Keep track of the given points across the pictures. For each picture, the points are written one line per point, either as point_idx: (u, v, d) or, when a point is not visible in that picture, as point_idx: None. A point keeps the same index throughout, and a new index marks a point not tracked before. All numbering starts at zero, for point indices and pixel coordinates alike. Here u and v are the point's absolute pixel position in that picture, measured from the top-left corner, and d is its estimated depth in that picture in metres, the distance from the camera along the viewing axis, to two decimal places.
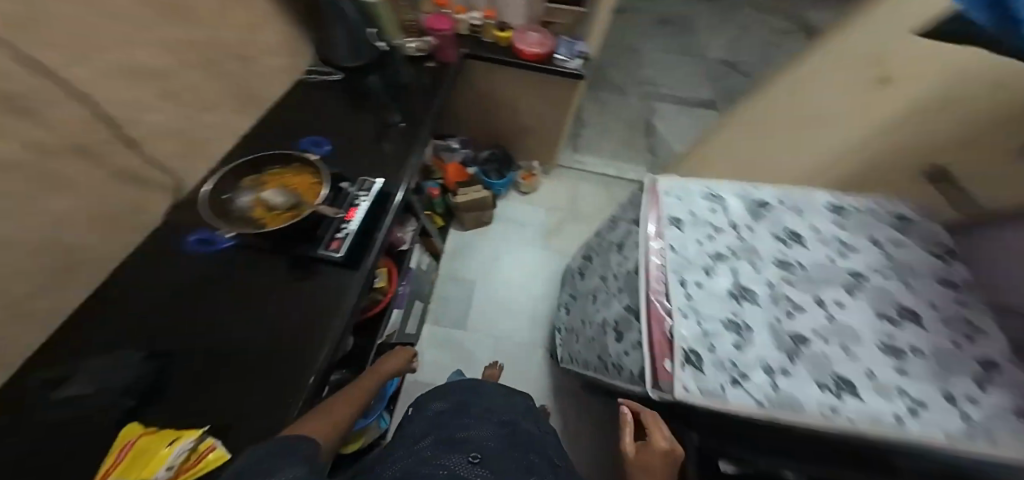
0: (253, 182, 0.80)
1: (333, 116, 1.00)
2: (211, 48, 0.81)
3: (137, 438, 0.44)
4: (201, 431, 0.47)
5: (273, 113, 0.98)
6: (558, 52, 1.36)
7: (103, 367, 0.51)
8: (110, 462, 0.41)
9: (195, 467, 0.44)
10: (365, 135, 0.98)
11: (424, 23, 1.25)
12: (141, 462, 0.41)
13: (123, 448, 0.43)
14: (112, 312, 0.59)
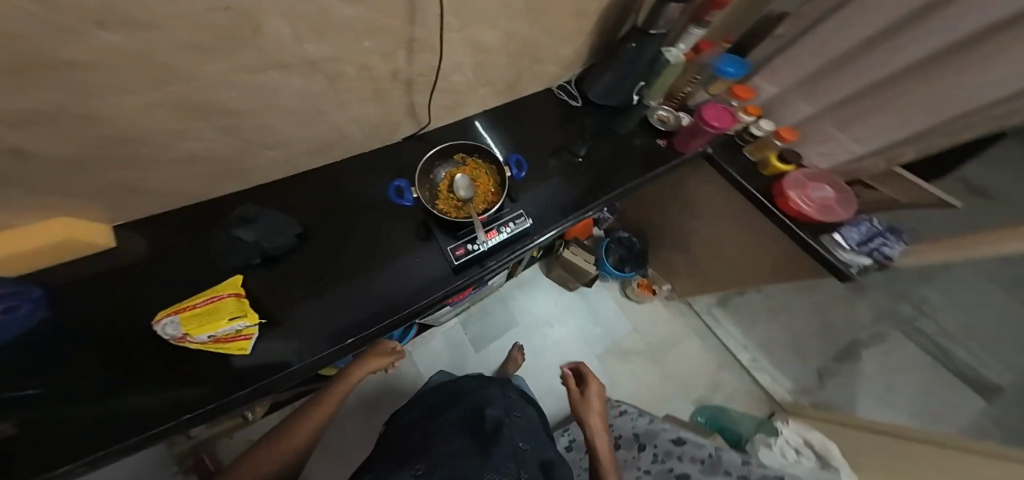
0: (459, 165, 0.82)
1: (542, 128, 0.91)
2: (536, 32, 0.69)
3: (231, 296, 0.62)
4: (253, 320, 0.63)
5: (524, 108, 0.91)
6: (842, 236, 0.89)
7: (268, 232, 0.67)
8: (218, 297, 0.61)
9: (222, 346, 0.60)
10: (563, 173, 0.87)
11: (722, 90, 0.97)
12: (210, 322, 0.59)
13: (223, 296, 0.62)
14: (264, 200, 0.74)
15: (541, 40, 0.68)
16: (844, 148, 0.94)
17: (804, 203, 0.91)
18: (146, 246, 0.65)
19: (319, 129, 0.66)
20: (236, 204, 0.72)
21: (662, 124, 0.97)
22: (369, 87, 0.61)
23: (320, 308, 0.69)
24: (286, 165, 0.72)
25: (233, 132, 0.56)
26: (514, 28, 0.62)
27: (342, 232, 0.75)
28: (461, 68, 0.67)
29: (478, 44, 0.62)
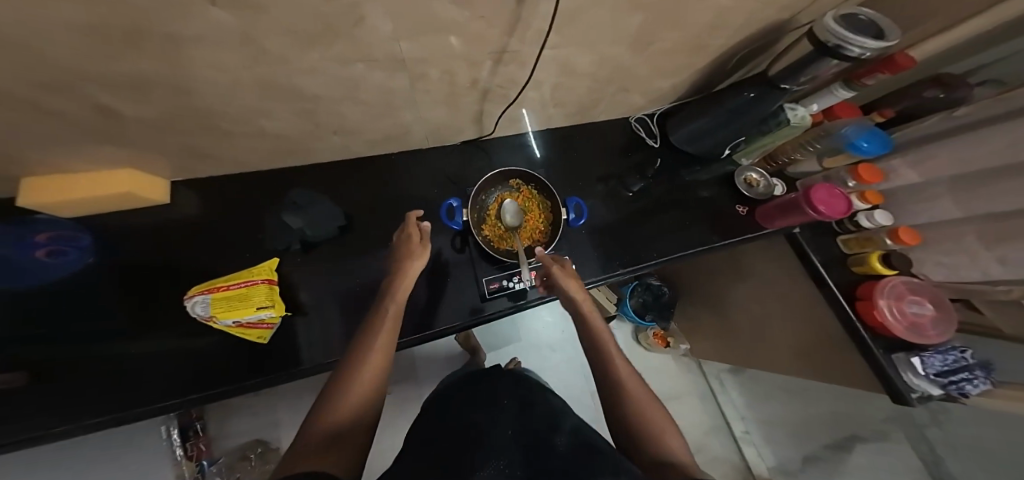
0: (514, 190, 0.75)
1: (602, 157, 0.87)
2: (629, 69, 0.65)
3: (264, 283, 0.59)
4: (279, 312, 0.59)
5: (587, 135, 0.88)
6: (926, 356, 0.72)
7: (313, 221, 0.66)
8: (251, 282, 0.58)
9: (244, 331, 0.57)
10: (617, 210, 0.82)
11: (842, 164, 0.77)
12: (240, 308, 0.56)
13: (256, 281, 0.59)
14: (316, 184, 0.72)
15: (633, 70, 0.64)
16: (976, 267, 0.72)
17: (893, 321, 0.72)
18: (197, 205, 0.65)
19: (387, 122, 0.64)
20: (288, 184, 0.70)
21: (747, 187, 0.84)
22: (445, 90, 0.59)
23: (338, 312, 0.65)
24: (346, 149, 0.71)
25: (305, 115, 0.55)
26: (613, 55, 0.58)
27: (379, 235, 0.72)
28: (544, 87, 0.63)
29: (569, 66, 0.58)
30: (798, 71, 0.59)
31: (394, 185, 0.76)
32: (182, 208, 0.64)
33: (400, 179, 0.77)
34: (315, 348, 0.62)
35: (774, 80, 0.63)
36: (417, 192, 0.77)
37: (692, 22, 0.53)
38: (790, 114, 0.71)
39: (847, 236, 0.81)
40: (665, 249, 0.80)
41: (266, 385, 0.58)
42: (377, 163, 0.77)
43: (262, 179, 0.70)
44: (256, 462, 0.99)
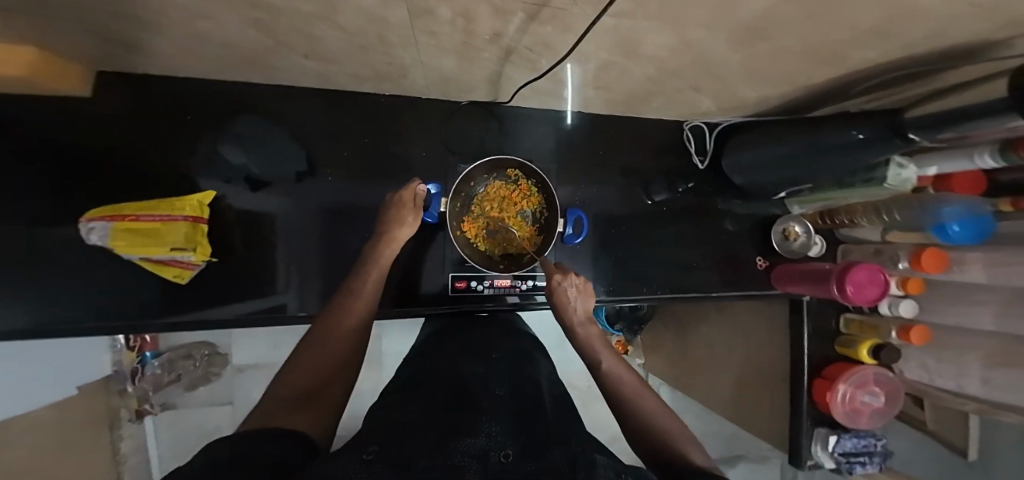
0: (512, 182, 0.68)
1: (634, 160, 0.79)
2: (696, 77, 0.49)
3: (186, 221, 0.56)
4: (201, 256, 0.58)
5: (623, 128, 0.79)
6: (844, 437, 0.72)
7: (269, 161, 0.65)
8: (171, 218, 0.55)
9: (159, 268, 0.58)
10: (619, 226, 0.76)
11: (909, 241, 0.67)
12: (152, 246, 0.54)
13: (176, 218, 0.55)
14: (290, 122, 0.65)
15: (717, 69, 0.45)
16: (958, 379, 0.69)
17: (838, 403, 0.70)
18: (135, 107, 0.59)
19: (376, 57, 0.47)
20: (246, 110, 0.64)
21: (781, 241, 0.77)
22: (455, 37, 0.40)
23: (299, 250, 0.67)
24: (315, 72, 0.56)
25: (247, 30, 0.39)
26: (698, 43, 0.39)
27: (351, 188, 0.69)
28: (587, 63, 0.45)
29: (630, 46, 0.40)
30: (945, 125, 0.36)
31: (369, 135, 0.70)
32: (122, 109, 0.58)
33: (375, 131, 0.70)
34: (291, 298, 0.66)
35: (903, 124, 0.40)
36: (400, 151, 0.71)
37: (833, 30, 0.35)
38: (888, 173, 0.56)
39: (853, 316, 0.76)
40: (649, 285, 0.77)
41: (240, 325, 0.64)
42: (378, 107, 0.70)
43: (219, 95, 0.63)
44: (201, 363, 0.90)
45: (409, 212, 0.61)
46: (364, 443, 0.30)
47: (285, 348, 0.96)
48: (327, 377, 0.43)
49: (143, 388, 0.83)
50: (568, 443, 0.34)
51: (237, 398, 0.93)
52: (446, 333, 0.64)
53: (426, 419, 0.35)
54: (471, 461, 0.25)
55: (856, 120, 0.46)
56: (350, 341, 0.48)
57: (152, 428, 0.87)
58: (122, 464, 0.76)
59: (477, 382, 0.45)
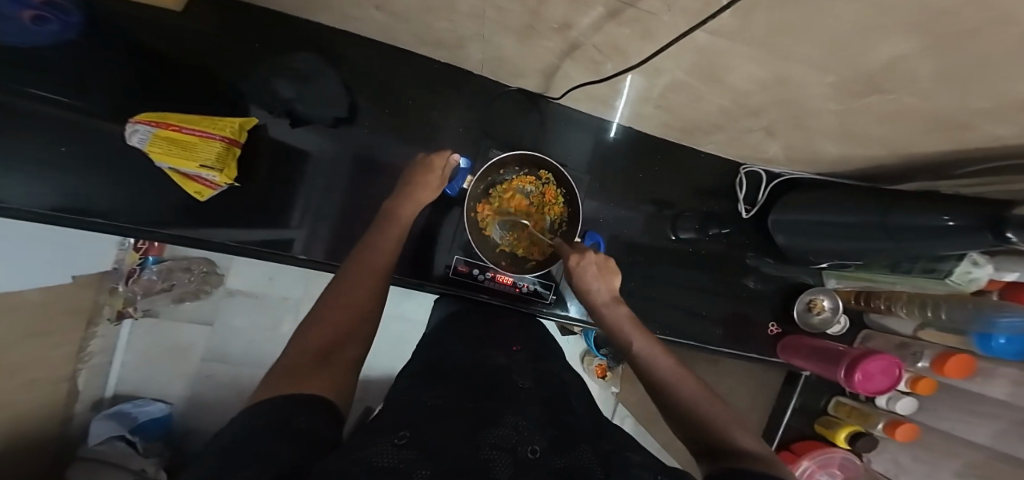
0: (542, 187, 0.66)
1: (667, 191, 0.74)
2: (774, 120, 0.42)
3: (220, 142, 0.54)
4: (225, 179, 0.56)
5: (672, 156, 0.74)
6: None
7: (310, 99, 0.60)
8: (208, 136, 0.54)
9: (184, 181, 0.57)
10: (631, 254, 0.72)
11: (938, 344, 0.61)
12: (182, 158, 0.53)
13: (212, 137, 0.54)
14: (329, 62, 0.61)
15: (805, 115, 0.39)
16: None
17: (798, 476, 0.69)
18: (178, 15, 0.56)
19: (441, 22, 0.41)
20: (297, 45, 0.60)
21: (804, 311, 0.72)
22: (521, 18, 0.33)
23: (320, 189, 0.64)
24: (381, 26, 0.51)
25: None
26: (798, 83, 0.32)
27: (377, 143, 0.65)
28: (657, 79, 0.39)
29: (715, 72, 0.33)
30: None
31: (416, 96, 0.65)
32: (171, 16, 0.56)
33: (423, 95, 0.65)
34: (302, 235, 0.63)
35: (1004, 219, 0.33)
36: (436, 121, 0.66)
37: (971, 107, 0.28)
38: (955, 268, 0.49)
39: (845, 400, 0.73)
40: (648, 320, 0.74)
41: (243, 252, 0.61)
42: (423, 70, 0.65)
43: (267, 19, 0.59)
44: (196, 278, 0.93)
45: (434, 177, 0.59)
46: (391, 424, 0.27)
47: (279, 281, 0.98)
48: (339, 338, 0.35)
49: (133, 290, 0.86)
50: (601, 443, 0.31)
51: (218, 322, 0.96)
52: (463, 316, 0.59)
53: (454, 403, 0.33)
54: (498, 453, 0.24)
55: (949, 204, 0.38)
56: (367, 300, 0.42)
57: (126, 331, 0.90)
58: (83, 363, 0.78)
59: (501, 371, 0.42)
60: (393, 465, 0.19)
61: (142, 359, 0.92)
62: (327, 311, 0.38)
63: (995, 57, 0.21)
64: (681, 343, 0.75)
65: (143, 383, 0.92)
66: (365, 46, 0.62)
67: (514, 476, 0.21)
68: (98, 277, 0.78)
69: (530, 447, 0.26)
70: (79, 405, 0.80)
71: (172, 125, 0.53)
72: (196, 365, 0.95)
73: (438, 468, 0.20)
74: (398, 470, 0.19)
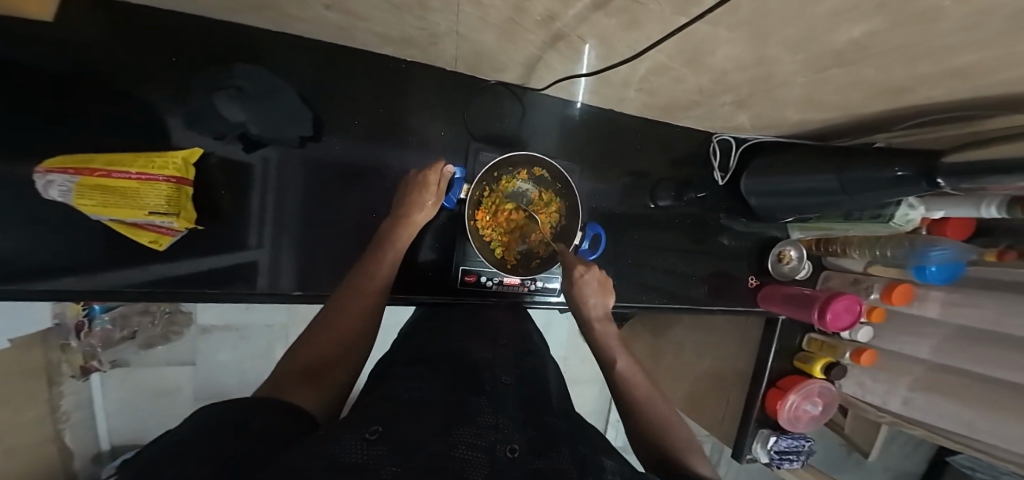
0: (539, 184, 0.67)
1: (645, 167, 0.77)
2: (746, 94, 0.45)
3: (168, 183, 0.49)
4: (184, 223, 0.51)
5: (648, 131, 0.76)
6: (786, 438, 0.80)
7: (268, 125, 0.56)
8: (150, 178, 0.47)
9: (131, 231, 0.51)
10: (619, 229, 0.76)
11: (884, 277, 0.70)
12: (125, 208, 0.46)
13: (156, 178, 0.48)
14: (289, 70, 0.57)
15: (775, 88, 0.42)
16: (884, 395, 0.74)
17: (786, 410, 0.77)
18: (98, 28, 0.49)
19: (409, 19, 0.39)
20: (250, 56, 0.56)
21: (775, 262, 0.80)
22: (503, 13, 0.32)
23: (299, 207, 0.62)
24: (336, 26, 0.47)
25: None
26: (772, 61, 0.34)
27: (355, 152, 0.63)
28: (640, 64, 0.40)
29: (698, 55, 0.35)
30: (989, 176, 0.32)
31: (388, 98, 0.62)
32: (96, 35, 0.49)
33: (393, 99, 0.62)
34: (265, 254, 0.60)
35: (938, 167, 0.38)
36: (413, 122, 0.64)
37: (917, 74, 0.31)
38: (897, 212, 0.55)
39: (816, 336, 0.82)
40: (641, 291, 0.78)
41: (200, 296, 0.57)
42: (391, 68, 0.62)
43: (212, 30, 0.53)
44: (161, 321, 0.85)
45: (432, 194, 0.58)
46: (366, 419, 0.28)
47: (257, 310, 0.93)
48: (335, 355, 0.40)
49: (90, 344, 0.76)
50: (579, 446, 0.34)
51: (199, 360, 0.91)
52: (470, 316, 0.60)
53: (440, 397, 0.34)
54: (476, 453, 0.24)
55: (896, 157, 0.43)
56: (360, 321, 0.44)
57: (97, 384, 0.82)
58: (63, 422, 0.73)
59: (486, 366, 0.43)
60: (361, 461, 0.19)
61: (123, 410, 0.86)
62: (318, 340, 0.40)
63: (946, 31, 0.23)
64: (672, 307, 0.80)
65: (134, 433, 0.87)
66: (327, 48, 0.58)
67: (488, 474, 0.22)
68: (41, 336, 0.68)
69: (509, 450, 0.27)
70: (75, 463, 0.76)
71: (92, 170, 0.45)
72: (183, 406, 0.90)
73: (408, 464, 0.20)
74: (366, 466, 0.19)
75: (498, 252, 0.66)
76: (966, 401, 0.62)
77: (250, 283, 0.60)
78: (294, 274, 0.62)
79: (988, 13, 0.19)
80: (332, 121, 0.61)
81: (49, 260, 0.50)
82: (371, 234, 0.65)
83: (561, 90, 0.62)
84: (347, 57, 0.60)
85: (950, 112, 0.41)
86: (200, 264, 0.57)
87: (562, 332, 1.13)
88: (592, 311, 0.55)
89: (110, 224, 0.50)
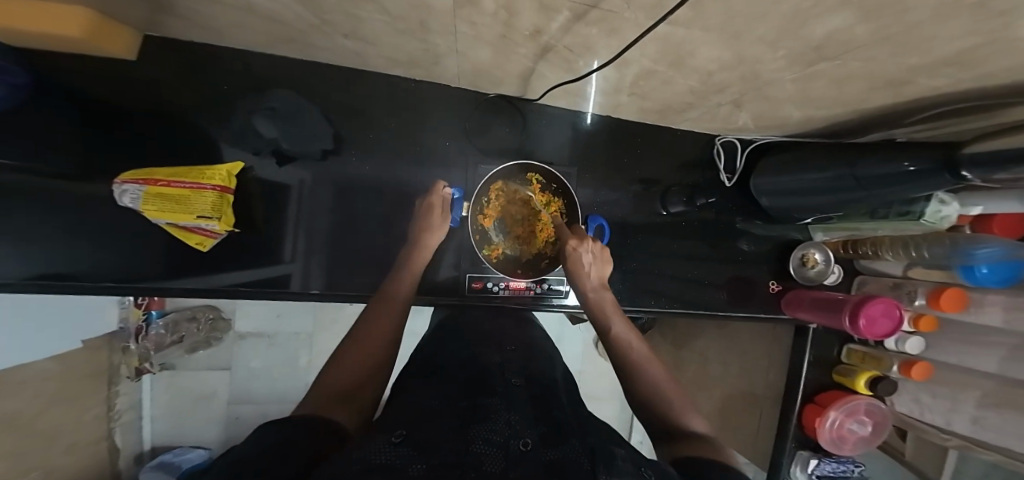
0: (537, 189, 0.70)
1: (651, 172, 0.78)
2: (742, 91, 0.45)
3: (213, 191, 0.57)
4: (224, 226, 0.58)
5: (651, 136, 0.77)
6: (829, 463, 0.73)
7: (295, 136, 0.63)
8: (200, 186, 0.56)
9: (184, 234, 0.59)
10: (627, 235, 0.77)
11: (926, 280, 0.64)
12: (179, 212, 0.55)
13: (204, 187, 0.56)
14: (316, 96, 0.65)
15: (766, 86, 0.42)
16: (947, 414, 0.65)
17: (826, 430, 0.70)
18: (165, 70, 0.58)
19: (414, 42, 0.43)
20: (278, 83, 0.63)
21: (798, 266, 0.76)
22: (495, 30, 0.36)
23: (328, 223, 0.67)
24: (350, 52, 0.53)
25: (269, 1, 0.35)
26: (755, 60, 0.35)
27: (376, 167, 0.68)
28: (628, 70, 0.42)
29: (681, 57, 0.36)
30: (1002, 165, 0.31)
31: (404, 116, 0.68)
32: (165, 77, 0.58)
33: (404, 118, 0.68)
34: (298, 269, 0.66)
35: (958, 161, 0.35)
36: (426, 138, 0.70)
37: (910, 64, 0.31)
38: (927, 208, 0.51)
39: (856, 347, 0.75)
40: (655, 298, 0.77)
41: (243, 295, 0.63)
42: (406, 90, 0.68)
43: (251, 66, 0.62)
44: (205, 327, 0.92)
45: (438, 215, 0.63)
46: (388, 427, 0.29)
47: (288, 318, 0.99)
48: (364, 374, 0.41)
49: (145, 347, 0.85)
50: (588, 438, 0.33)
51: (234, 365, 0.97)
52: (476, 323, 0.61)
53: (460, 398, 0.35)
54: (491, 448, 0.25)
55: (907, 151, 0.41)
56: (382, 340, 0.46)
57: (147, 385, 0.90)
58: (116, 420, 0.80)
59: (496, 369, 0.44)
60: (387, 461, 0.21)
61: (167, 411, 0.93)
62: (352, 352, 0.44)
63: (921, 23, 0.23)
64: (688, 313, 0.77)
65: (177, 433, 0.93)
66: (348, 75, 0.65)
67: (502, 466, 0.22)
68: (106, 339, 0.77)
69: (524, 445, 0.27)
70: (123, 460, 0.83)
71: (163, 178, 0.55)
72: (216, 413, 0.95)
73: (433, 459, 0.22)
74: (393, 466, 0.20)
75: (507, 254, 0.70)
76: None
77: (281, 294, 0.65)
78: (316, 282, 0.66)
79: (938, 7, 0.19)
80: (353, 145, 0.67)
81: (111, 267, 0.58)
82: (388, 246, 0.69)
83: (561, 100, 0.65)
84: (362, 83, 0.66)
85: (963, 103, 0.39)
86: (238, 277, 0.63)
87: (577, 345, 1.11)
88: (587, 281, 0.56)
89: (167, 227, 0.59)
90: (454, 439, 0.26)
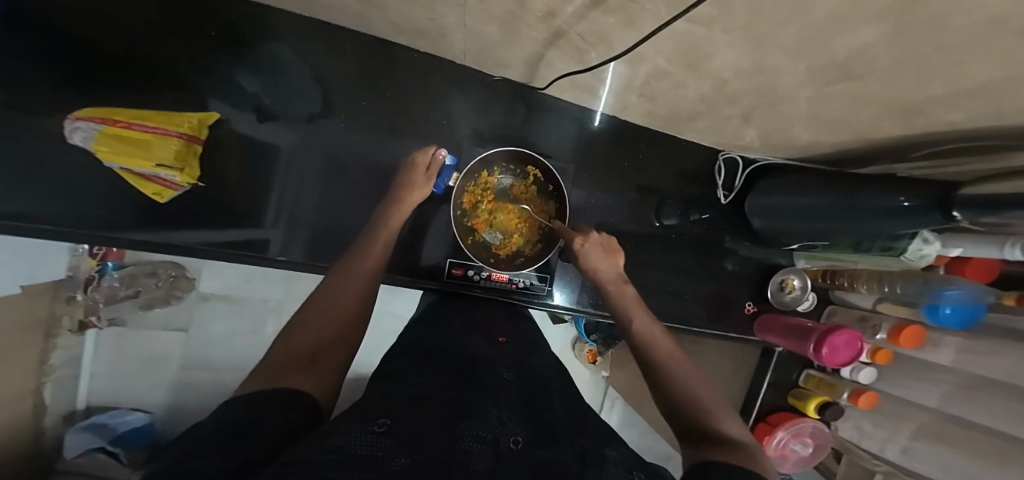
0: (530, 183, 0.68)
1: (650, 180, 0.77)
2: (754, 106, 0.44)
3: (178, 139, 0.52)
4: (187, 178, 0.54)
5: (655, 143, 0.76)
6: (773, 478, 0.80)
7: (285, 97, 0.60)
8: (163, 132, 0.51)
9: (139, 182, 0.54)
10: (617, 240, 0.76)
11: (893, 316, 0.67)
12: (136, 159, 0.50)
13: (167, 134, 0.51)
14: (312, 52, 0.60)
15: (780, 101, 0.41)
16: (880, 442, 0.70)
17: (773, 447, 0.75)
18: None
19: (418, 8, 0.40)
20: (269, 30, 0.57)
21: (776, 290, 0.78)
22: (506, 6, 0.33)
23: (317, 189, 0.63)
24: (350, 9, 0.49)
25: None
26: (772, 71, 0.34)
27: (367, 137, 0.64)
28: (640, 66, 0.40)
29: (698, 58, 0.35)
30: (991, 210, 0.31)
31: (404, 87, 0.64)
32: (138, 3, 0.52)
33: (406, 90, 0.64)
34: (278, 236, 0.62)
35: (953, 200, 0.35)
36: (424, 113, 0.66)
37: (927, 93, 0.30)
38: (910, 245, 0.53)
39: (814, 372, 0.79)
40: None
41: (205, 254, 0.59)
42: (409, 59, 0.64)
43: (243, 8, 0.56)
44: (165, 284, 0.89)
45: (421, 175, 0.59)
46: (372, 413, 0.27)
47: (256, 284, 0.95)
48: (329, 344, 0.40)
49: (94, 298, 0.82)
50: (584, 439, 0.33)
51: (193, 327, 0.92)
52: (455, 311, 0.60)
53: (432, 387, 0.34)
54: (483, 446, 0.24)
55: (906, 186, 0.41)
56: None
57: (92, 340, 0.85)
58: (47, 375, 0.74)
59: (486, 361, 0.43)
60: (369, 454, 0.19)
61: (111, 369, 0.88)
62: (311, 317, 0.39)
63: (951, 48, 0.22)
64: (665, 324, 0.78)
65: (118, 393, 0.88)
66: (349, 34, 0.61)
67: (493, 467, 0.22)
68: (50, 286, 0.72)
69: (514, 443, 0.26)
70: (51, 416, 0.77)
71: (125, 118, 0.51)
72: (168, 377, 0.91)
73: (417, 455, 0.20)
74: (375, 459, 0.18)
75: (486, 244, 0.68)
76: (973, 454, 0.56)
77: (249, 259, 0.61)
78: (287, 251, 0.62)
79: (970, 36, 0.18)
80: (347, 110, 0.63)
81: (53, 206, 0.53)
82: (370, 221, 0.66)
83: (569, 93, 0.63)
84: (363, 44, 0.61)
85: (971, 142, 0.39)
86: (201, 238, 0.59)
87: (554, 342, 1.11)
88: (602, 274, 0.57)
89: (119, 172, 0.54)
90: (445, 432, 0.25)
